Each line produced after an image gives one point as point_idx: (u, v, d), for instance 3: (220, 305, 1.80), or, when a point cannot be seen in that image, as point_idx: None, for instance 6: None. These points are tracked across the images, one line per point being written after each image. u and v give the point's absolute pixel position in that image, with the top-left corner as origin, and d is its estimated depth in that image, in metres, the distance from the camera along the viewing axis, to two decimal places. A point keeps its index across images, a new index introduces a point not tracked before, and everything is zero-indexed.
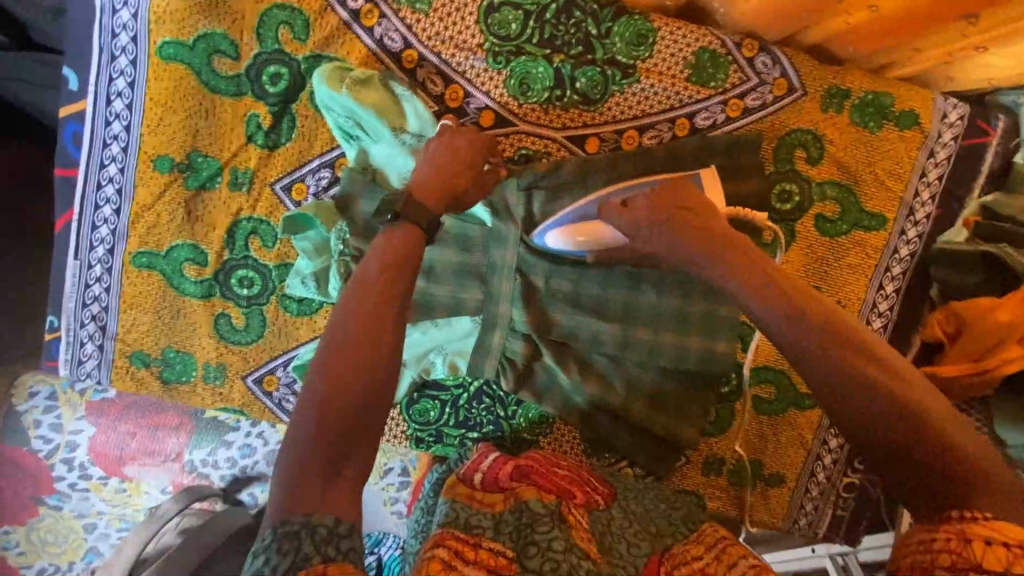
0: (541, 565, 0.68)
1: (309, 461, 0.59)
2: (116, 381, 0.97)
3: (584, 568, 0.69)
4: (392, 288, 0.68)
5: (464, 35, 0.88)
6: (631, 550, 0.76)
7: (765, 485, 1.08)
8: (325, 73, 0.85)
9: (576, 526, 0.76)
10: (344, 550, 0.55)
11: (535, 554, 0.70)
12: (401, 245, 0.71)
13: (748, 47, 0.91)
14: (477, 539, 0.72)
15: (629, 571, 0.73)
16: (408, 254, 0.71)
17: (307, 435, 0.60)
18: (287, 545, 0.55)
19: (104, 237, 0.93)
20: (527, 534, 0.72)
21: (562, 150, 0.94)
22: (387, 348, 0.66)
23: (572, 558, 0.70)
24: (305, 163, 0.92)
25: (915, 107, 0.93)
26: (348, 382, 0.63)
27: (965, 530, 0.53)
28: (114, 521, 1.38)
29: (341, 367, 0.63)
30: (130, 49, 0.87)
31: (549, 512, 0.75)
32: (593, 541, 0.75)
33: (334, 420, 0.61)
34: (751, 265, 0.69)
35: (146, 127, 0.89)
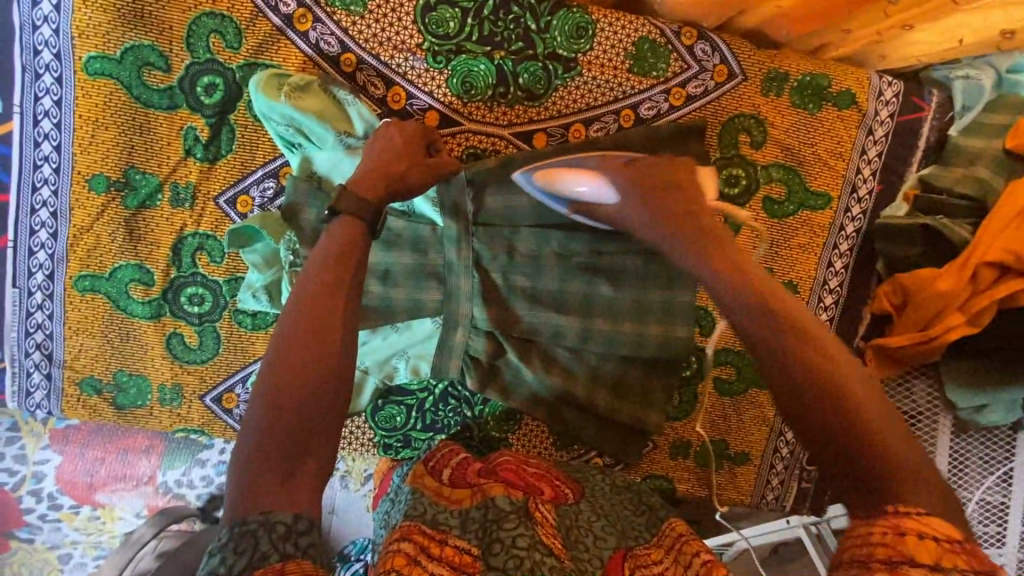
0: (505, 562, 0.68)
1: (265, 461, 0.59)
2: (68, 411, 0.94)
3: (548, 564, 0.69)
4: (342, 283, 0.69)
5: (402, 36, 0.87)
6: (596, 544, 0.78)
7: (733, 464, 1.10)
8: (261, 81, 0.84)
9: (541, 523, 0.76)
10: (303, 547, 0.55)
11: (499, 551, 0.70)
12: (345, 244, 0.71)
13: (687, 35, 0.92)
14: (445, 536, 0.72)
15: (594, 564, 0.75)
16: (353, 251, 0.71)
17: (260, 440, 0.60)
18: (244, 544, 0.54)
19: (42, 263, 0.89)
20: (492, 531, 0.72)
21: (510, 147, 0.94)
22: (337, 346, 0.66)
23: (536, 554, 0.70)
24: (248, 173, 0.90)
25: (852, 87, 0.96)
26: (300, 382, 0.63)
27: (899, 523, 0.53)
28: (90, 549, 1.34)
29: (291, 369, 0.63)
30: (54, 66, 0.84)
31: (516, 508, 0.75)
32: (559, 539, 0.75)
33: (290, 418, 0.61)
34: (723, 247, 0.74)
35: (78, 147, 0.86)
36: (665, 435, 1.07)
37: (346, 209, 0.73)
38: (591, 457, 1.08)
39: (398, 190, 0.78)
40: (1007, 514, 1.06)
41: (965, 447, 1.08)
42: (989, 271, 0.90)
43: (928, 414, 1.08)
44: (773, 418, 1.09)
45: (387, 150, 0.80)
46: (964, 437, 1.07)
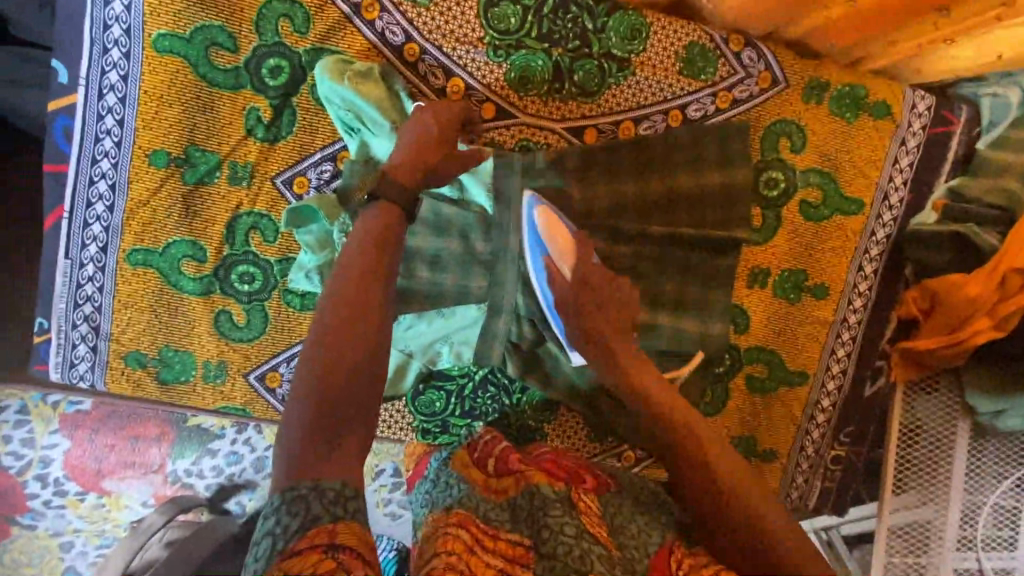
0: (555, 549, 0.70)
1: (310, 431, 0.60)
2: (110, 384, 0.94)
3: (597, 552, 0.70)
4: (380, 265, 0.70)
5: (465, 29, 0.90)
6: (643, 534, 0.77)
7: (759, 461, 1.13)
8: (325, 66, 0.86)
9: (586, 512, 0.78)
10: (351, 511, 0.56)
11: (549, 537, 0.71)
12: (381, 227, 0.72)
13: (735, 42, 0.96)
14: (500, 532, 0.73)
15: (641, 553, 0.74)
16: (388, 234, 0.72)
17: (308, 411, 0.61)
18: (296, 507, 0.55)
19: (96, 235, 0.90)
20: (540, 518, 0.74)
21: (561, 141, 0.97)
22: (374, 326, 0.67)
23: (584, 543, 0.71)
24: (307, 156, 0.92)
25: (887, 99, 1.00)
26: (343, 354, 0.64)
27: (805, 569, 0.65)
28: (92, 538, 1.32)
29: (333, 343, 0.64)
30: (123, 42, 0.85)
31: (559, 498, 0.77)
32: (604, 528, 0.76)
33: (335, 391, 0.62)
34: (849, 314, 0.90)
35: (141, 122, 0.87)
36: None
37: (384, 195, 0.74)
38: (623, 450, 1.10)
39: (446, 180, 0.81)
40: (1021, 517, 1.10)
41: (981, 451, 1.11)
42: (1016, 276, 0.93)
43: (945, 422, 1.11)
44: (800, 416, 1.11)
45: (427, 134, 0.80)
46: (981, 443, 1.10)
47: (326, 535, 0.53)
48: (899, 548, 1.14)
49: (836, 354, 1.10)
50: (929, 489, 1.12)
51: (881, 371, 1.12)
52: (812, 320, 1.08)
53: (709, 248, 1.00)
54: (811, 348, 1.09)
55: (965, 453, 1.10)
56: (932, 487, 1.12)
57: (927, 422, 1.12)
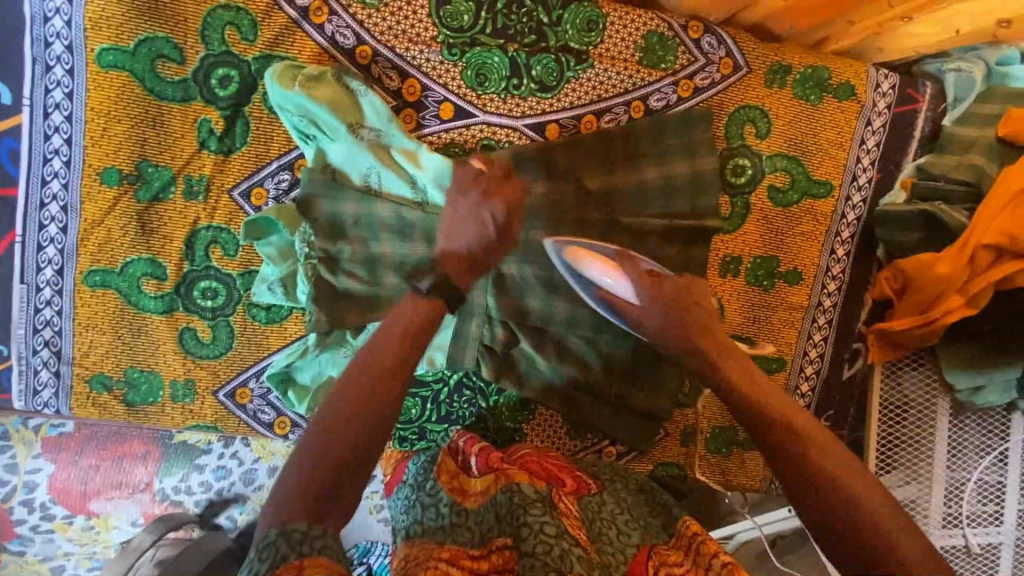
0: (535, 547, 0.69)
1: (311, 477, 0.63)
2: (76, 408, 0.92)
3: (576, 554, 0.70)
4: (409, 336, 0.74)
5: (417, 29, 0.89)
6: (620, 538, 0.79)
7: (741, 449, 1.12)
8: (275, 72, 0.84)
9: (565, 514, 0.78)
10: (316, 548, 0.57)
11: (529, 535, 0.71)
12: (413, 318, 0.76)
13: (694, 29, 0.95)
14: (491, 541, 0.74)
15: (618, 559, 0.75)
16: (422, 326, 0.76)
17: (312, 454, 0.65)
18: (266, 551, 0.56)
19: (51, 258, 0.88)
20: (519, 515, 0.73)
21: (523, 138, 0.95)
22: (393, 391, 0.70)
23: (563, 542, 0.70)
24: (263, 166, 0.90)
25: (851, 79, 0.99)
26: (353, 422, 0.67)
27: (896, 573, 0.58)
28: (84, 560, 1.30)
29: (353, 401, 0.68)
30: (66, 58, 0.83)
31: (541, 497, 0.77)
32: (584, 531, 0.77)
33: (341, 442, 0.66)
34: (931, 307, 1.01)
35: (89, 140, 0.85)
36: (674, 422, 1.09)
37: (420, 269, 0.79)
38: (604, 446, 1.09)
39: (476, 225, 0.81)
40: (1006, 492, 1.10)
41: (962, 428, 1.11)
42: (985, 254, 0.93)
43: (925, 399, 1.11)
44: None
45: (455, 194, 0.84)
46: (960, 419, 1.10)
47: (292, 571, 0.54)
48: None
49: (812, 339, 1.09)
50: (912, 468, 1.12)
51: (858, 354, 1.11)
52: (787, 306, 1.07)
53: (687, 239, 0.95)
54: (788, 334, 1.08)
55: (945, 430, 1.11)
56: (915, 465, 1.12)
57: (908, 401, 1.12)
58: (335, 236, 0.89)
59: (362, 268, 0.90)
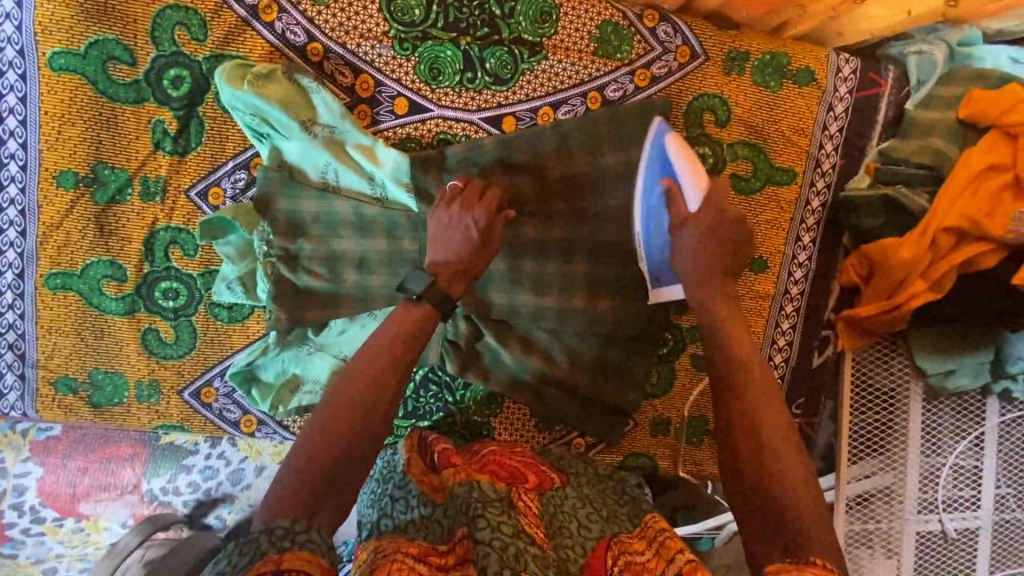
0: (491, 539, 0.69)
1: (304, 479, 0.65)
2: (43, 411, 0.93)
3: (531, 552, 0.69)
4: (404, 341, 0.75)
5: (368, 24, 0.89)
6: (580, 532, 0.79)
7: (713, 439, 1.12)
8: (225, 72, 0.84)
9: (525, 513, 0.78)
10: (300, 542, 0.58)
11: (485, 527, 0.70)
12: (408, 336, 0.75)
13: (650, 18, 0.95)
14: (455, 533, 0.74)
15: (577, 552, 0.76)
16: (416, 339, 0.75)
17: (306, 457, 0.67)
18: (247, 546, 0.58)
19: (12, 262, 0.89)
20: (477, 509, 0.73)
21: (479, 132, 0.94)
22: (387, 398, 0.72)
23: (520, 541, 0.70)
24: (219, 166, 0.90)
25: (811, 64, 0.99)
26: (345, 429, 0.69)
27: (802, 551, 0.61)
28: (75, 561, 1.31)
29: (348, 407, 0.70)
30: (17, 63, 0.84)
31: (501, 497, 0.76)
32: (542, 528, 0.77)
33: (334, 447, 0.68)
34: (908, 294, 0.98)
35: (44, 143, 0.86)
36: (644, 413, 1.08)
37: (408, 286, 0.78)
38: (574, 438, 1.09)
39: (454, 231, 0.82)
40: (981, 476, 1.10)
41: (936, 413, 1.10)
42: (947, 237, 0.93)
43: (899, 385, 1.10)
44: None
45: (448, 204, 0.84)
46: (935, 405, 1.10)
47: (270, 567, 0.55)
48: (869, 515, 1.13)
49: (781, 327, 1.09)
50: (888, 456, 1.12)
51: (828, 341, 1.11)
52: (754, 294, 1.07)
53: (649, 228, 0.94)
54: (757, 323, 1.08)
55: (920, 415, 1.10)
56: (890, 452, 1.11)
57: (883, 388, 1.11)
58: (294, 234, 0.90)
59: (323, 265, 0.91)
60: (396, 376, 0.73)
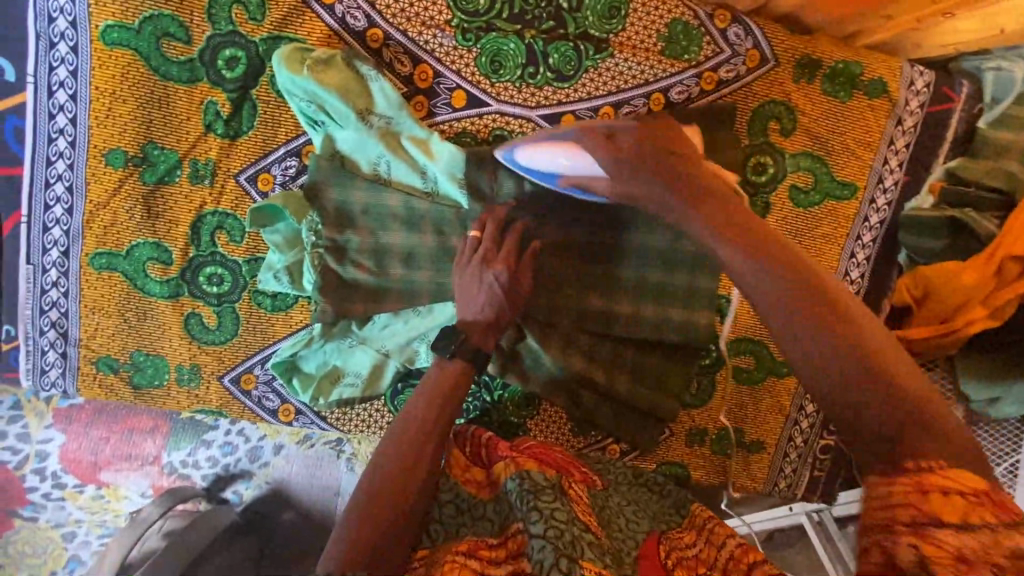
0: (545, 530, 0.69)
1: (355, 547, 0.66)
2: (83, 390, 0.92)
3: (587, 539, 0.70)
4: (437, 405, 0.78)
5: (431, 12, 0.86)
6: (630, 526, 0.82)
7: (748, 451, 1.11)
8: (284, 54, 0.81)
9: (576, 502, 0.78)
10: None
11: (539, 520, 0.70)
12: (444, 393, 0.79)
13: (721, 18, 0.91)
14: (508, 528, 0.76)
15: (629, 545, 0.78)
16: (449, 399, 0.79)
17: (356, 523, 0.68)
18: None
19: (57, 240, 0.87)
20: (530, 500, 0.73)
21: (537, 129, 0.91)
22: (426, 460, 0.74)
23: (574, 529, 0.71)
24: (270, 152, 0.88)
25: (884, 75, 0.95)
26: (388, 494, 0.71)
27: (922, 482, 0.52)
28: (94, 527, 1.32)
29: (391, 474, 0.72)
30: (70, 35, 0.81)
31: (552, 484, 0.77)
32: (594, 517, 0.78)
33: (381, 511, 0.69)
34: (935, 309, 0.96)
35: (94, 120, 0.84)
36: (681, 422, 1.07)
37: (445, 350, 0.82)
38: (608, 443, 1.08)
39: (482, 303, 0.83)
40: None
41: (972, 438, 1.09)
42: (1014, 263, 0.90)
43: None
44: (789, 405, 1.09)
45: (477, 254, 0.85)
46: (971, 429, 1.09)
47: None
48: None
49: None
50: None
51: None
52: None
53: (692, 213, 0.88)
54: None
55: None
56: None
57: None
58: (342, 224, 0.87)
59: (370, 258, 0.88)
60: (432, 439, 0.76)
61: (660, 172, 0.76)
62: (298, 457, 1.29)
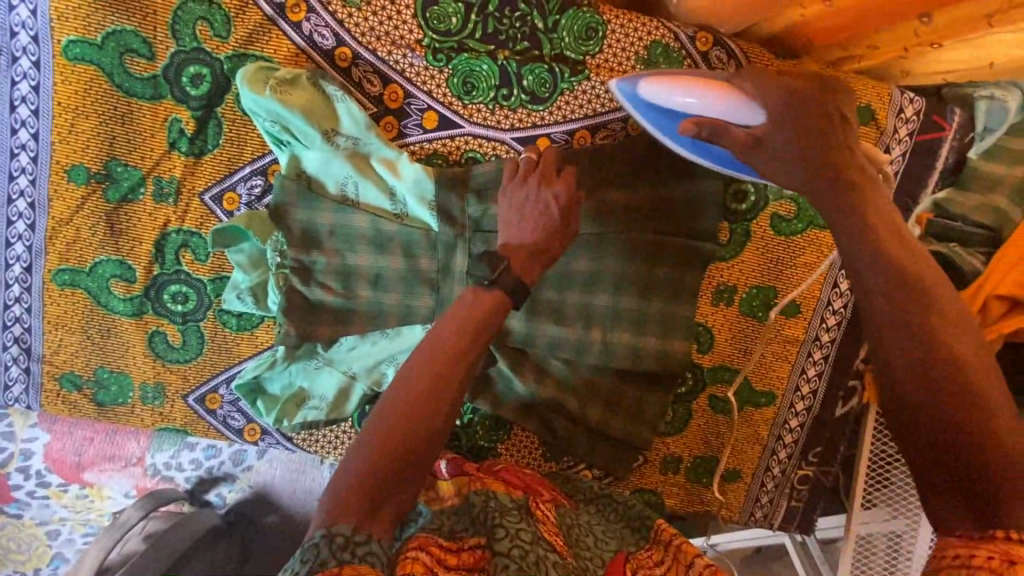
0: (510, 550, 0.67)
1: (362, 486, 0.61)
2: (47, 406, 0.92)
3: (552, 560, 0.67)
4: (465, 346, 0.68)
5: (400, 31, 0.84)
6: (598, 545, 0.77)
7: (724, 481, 1.09)
8: (247, 74, 0.79)
9: (543, 521, 0.75)
10: (360, 556, 0.57)
11: (503, 537, 0.68)
12: (473, 329, 0.69)
13: (703, 40, 0.88)
14: (465, 540, 0.69)
15: (596, 563, 0.74)
16: (480, 338, 0.69)
17: (365, 461, 0.62)
18: (307, 553, 0.56)
19: (20, 255, 0.86)
20: (494, 517, 0.71)
21: (510, 152, 0.89)
22: (445, 404, 0.66)
23: (539, 549, 0.68)
24: (236, 170, 0.86)
25: (873, 101, 0.91)
26: (401, 432, 0.64)
27: (1009, 551, 0.51)
28: (78, 526, 1.30)
29: (406, 412, 0.65)
30: (31, 49, 0.79)
31: (518, 505, 0.74)
32: (561, 536, 0.74)
33: (393, 451, 0.63)
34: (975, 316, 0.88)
35: (57, 136, 0.82)
36: (655, 450, 1.05)
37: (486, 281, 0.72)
38: (580, 470, 1.05)
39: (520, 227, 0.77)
40: None
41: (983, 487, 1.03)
42: (998, 303, 0.87)
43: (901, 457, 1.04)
44: (766, 435, 1.07)
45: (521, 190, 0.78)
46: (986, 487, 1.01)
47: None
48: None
49: (806, 374, 1.05)
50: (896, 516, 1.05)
51: (854, 392, 1.06)
52: (782, 338, 1.03)
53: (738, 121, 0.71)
54: (780, 367, 1.04)
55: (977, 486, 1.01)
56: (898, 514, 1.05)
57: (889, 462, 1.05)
58: (310, 245, 0.84)
59: (337, 280, 0.84)
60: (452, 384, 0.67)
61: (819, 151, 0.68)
62: (280, 461, 1.25)
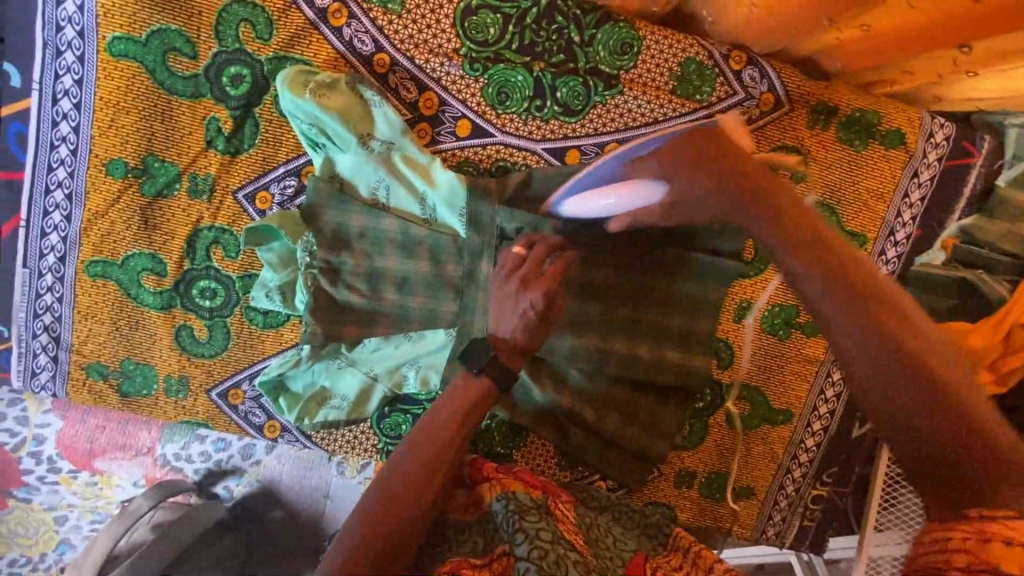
0: (530, 553, 0.66)
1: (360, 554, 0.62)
2: (72, 394, 0.93)
3: (572, 559, 0.67)
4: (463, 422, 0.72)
5: (439, 39, 0.85)
6: (616, 545, 0.77)
7: (737, 497, 1.09)
8: (287, 77, 0.81)
9: (562, 521, 0.75)
10: None
11: (523, 542, 0.67)
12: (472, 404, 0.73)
13: (736, 59, 0.88)
14: (494, 549, 0.71)
15: (616, 562, 0.74)
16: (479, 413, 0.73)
17: (365, 527, 0.65)
18: None
19: (54, 245, 0.88)
20: (514, 521, 0.70)
21: (541, 161, 0.90)
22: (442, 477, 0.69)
23: (559, 548, 0.68)
24: (270, 170, 0.87)
25: (902, 127, 0.92)
26: (401, 502, 0.66)
27: (986, 529, 0.50)
28: (87, 513, 1.31)
29: (406, 483, 0.67)
30: (76, 44, 0.81)
31: (536, 504, 0.73)
32: (580, 536, 0.74)
33: (390, 521, 0.65)
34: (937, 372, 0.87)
35: (97, 130, 0.84)
36: (670, 463, 1.05)
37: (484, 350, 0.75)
38: (594, 480, 1.06)
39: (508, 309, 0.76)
40: None
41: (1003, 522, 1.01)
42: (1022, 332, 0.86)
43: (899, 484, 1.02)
44: (781, 453, 1.07)
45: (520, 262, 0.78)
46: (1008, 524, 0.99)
47: None
48: None
49: (824, 394, 1.05)
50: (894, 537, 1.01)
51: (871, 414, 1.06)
52: (800, 356, 1.03)
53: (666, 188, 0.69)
54: (798, 385, 1.05)
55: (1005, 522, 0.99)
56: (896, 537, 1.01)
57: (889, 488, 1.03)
58: (338, 247, 0.84)
59: (364, 282, 0.85)
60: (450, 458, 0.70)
61: (759, 184, 0.64)
62: (289, 457, 1.25)
